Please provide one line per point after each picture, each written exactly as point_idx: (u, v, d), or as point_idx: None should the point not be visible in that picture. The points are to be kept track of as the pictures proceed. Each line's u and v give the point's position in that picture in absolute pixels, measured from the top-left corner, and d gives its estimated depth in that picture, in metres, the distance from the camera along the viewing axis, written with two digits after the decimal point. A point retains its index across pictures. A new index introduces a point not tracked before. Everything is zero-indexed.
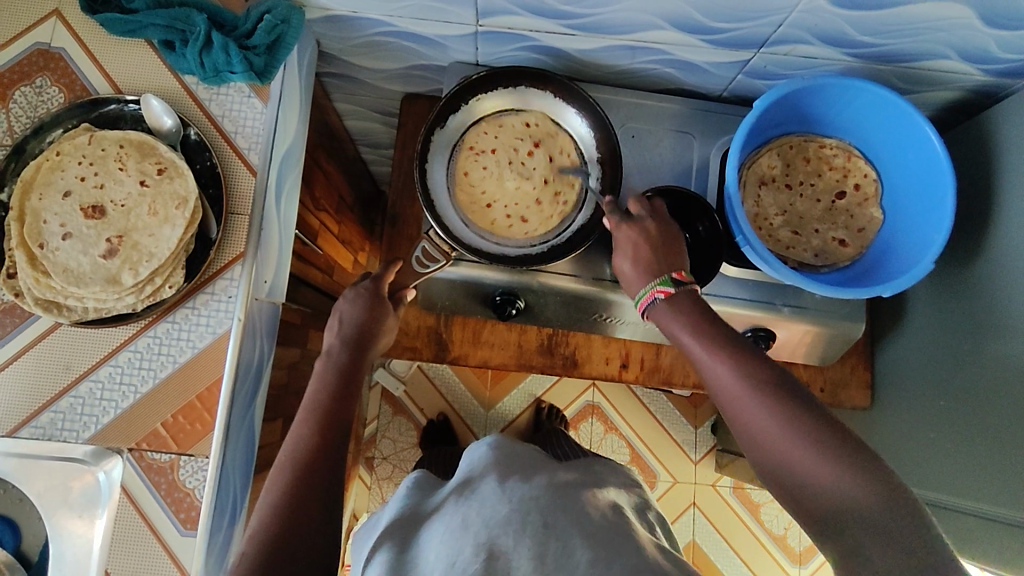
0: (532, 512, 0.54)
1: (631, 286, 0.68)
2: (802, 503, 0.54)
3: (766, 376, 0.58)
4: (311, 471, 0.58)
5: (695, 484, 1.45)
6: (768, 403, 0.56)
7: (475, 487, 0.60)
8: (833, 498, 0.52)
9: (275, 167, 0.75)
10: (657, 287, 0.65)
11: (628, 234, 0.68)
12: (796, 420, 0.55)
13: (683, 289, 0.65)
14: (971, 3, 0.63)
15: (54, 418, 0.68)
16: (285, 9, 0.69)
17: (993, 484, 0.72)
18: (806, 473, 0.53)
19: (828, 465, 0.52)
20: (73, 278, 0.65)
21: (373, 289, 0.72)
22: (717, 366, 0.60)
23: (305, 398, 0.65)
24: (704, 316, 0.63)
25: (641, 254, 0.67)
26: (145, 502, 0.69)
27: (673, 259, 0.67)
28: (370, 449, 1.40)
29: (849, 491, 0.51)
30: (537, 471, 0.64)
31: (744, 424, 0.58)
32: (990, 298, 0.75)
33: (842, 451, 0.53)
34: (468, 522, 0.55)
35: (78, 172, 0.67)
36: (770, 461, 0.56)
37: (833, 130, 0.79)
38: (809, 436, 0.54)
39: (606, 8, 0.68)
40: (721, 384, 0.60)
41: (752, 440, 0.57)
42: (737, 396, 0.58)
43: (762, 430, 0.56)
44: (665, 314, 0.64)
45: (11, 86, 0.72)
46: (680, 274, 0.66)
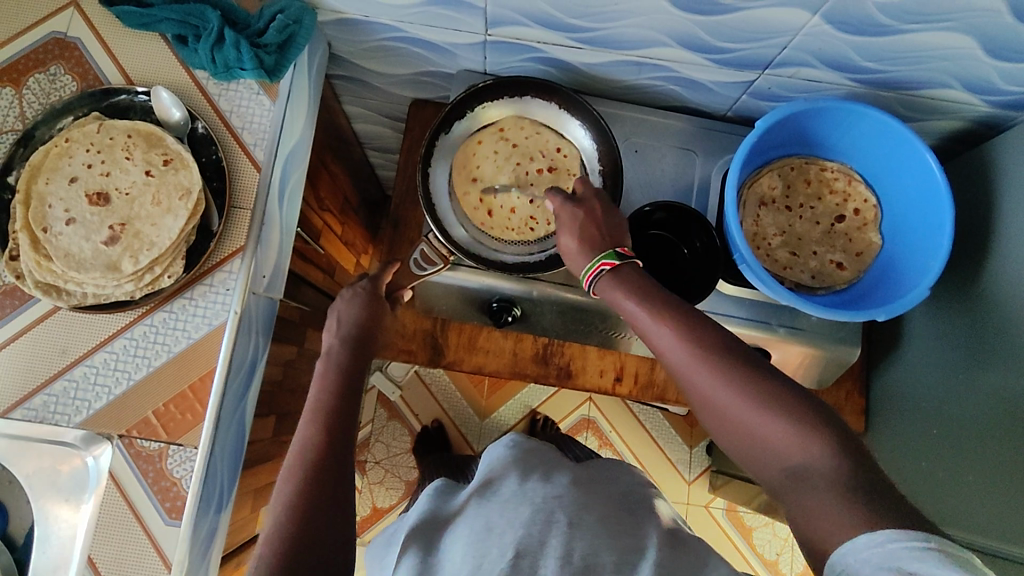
0: (556, 512, 0.56)
1: (577, 263, 0.66)
2: (766, 468, 0.52)
3: (709, 343, 0.56)
4: (320, 463, 0.57)
5: (687, 504, 1.44)
6: (719, 372, 0.54)
7: (497, 488, 0.61)
8: (796, 462, 0.50)
9: (279, 164, 0.76)
10: (602, 260, 0.63)
11: (570, 211, 0.67)
12: (749, 384, 0.53)
13: (627, 264, 0.63)
14: (974, 33, 0.63)
15: (47, 401, 0.69)
16: (297, 9, 0.71)
17: (987, 516, 0.71)
18: (765, 437, 0.51)
19: (784, 425, 0.51)
20: (73, 262, 0.66)
21: (371, 289, 0.73)
22: (671, 343, 0.57)
23: (310, 396, 0.64)
24: (652, 292, 0.60)
25: (587, 231, 0.66)
26: (132, 490, 0.69)
27: (616, 238, 0.66)
28: (363, 452, 1.40)
29: (805, 454, 0.49)
30: (556, 468, 0.65)
31: (699, 396, 0.56)
32: (987, 328, 0.75)
33: (796, 410, 0.51)
34: (492, 526, 0.56)
35: (85, 159, 0.68)
36: (728, 430, 0.54)
37: (835, 153, 0.79)
38: (762, 398, 0.52)
39: (614, 23, 0.69)
40: (675, 359, 0.57)
41: (707, 409, 0.56)
42: (691, 369, 0.56)
43: (716, 399, 0.54)
44: (611, 292, 0.62)
45: (25, 73, 0.73)
46: (624, 250, 0.64)
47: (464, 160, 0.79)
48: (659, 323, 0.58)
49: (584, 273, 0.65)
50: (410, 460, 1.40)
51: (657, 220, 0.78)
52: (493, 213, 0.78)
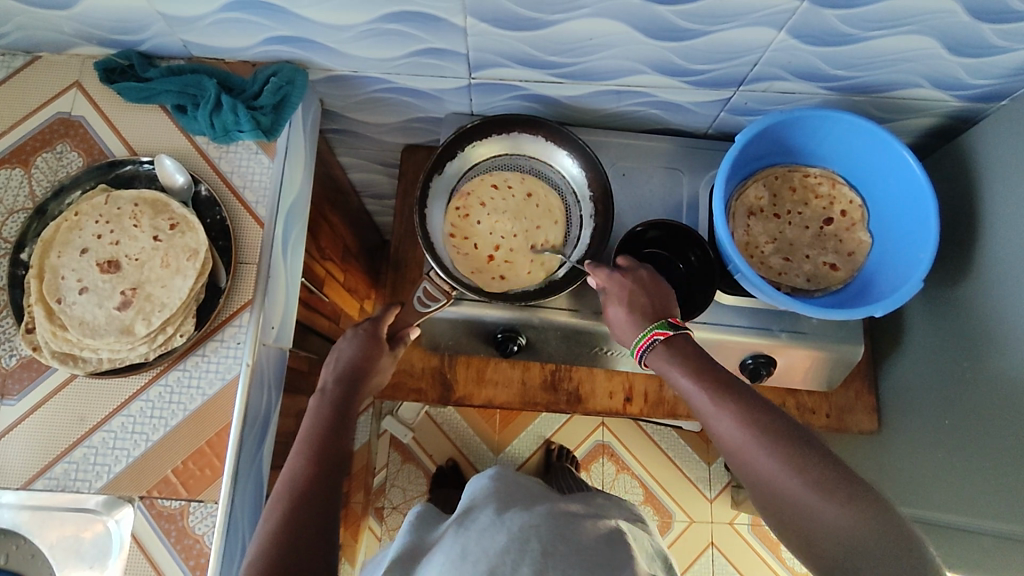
0: (531, 540, 0.59)
1: (627, 332, 0.69)
2: (815, 548, 0.54)
3: (760, 419, 0.58)
4: (302, 500, 0.59)
5: (711, 523, 1.42)
6: (775, 450, 0.56)
7: (475, 517, 0.66)
8: (850, 544, 0.52)
9: (281, 219, 0.78)
10: (656, 329, 0.65)
11: (620, 284, 0.69)
12: (804, 465, 0.55)
13: (681, 334, 0.65)
14: (935, 35, 0.66)
15: (68, 469, 0.69)
16: (289, 71, 0.77)
17: (1005, 500, 0.71)
18: (820, 518, 0.53)
19: (841, 508, 0.53)
20: (88, 330, 0.68)
21: (371, 330, 0.74)
22: (723, 418, 0.59)
23: (301, 432, 0.66)
24: (704, 367, 0.63)
25: (636, 300, 0.68)
26: (155, 550, 0.69)
27: (664, 307, 0.69)
28: (380, 499, 1.39)
29: (858, 534, 0.52)
30: (535, 502, 0.70)
31: (756, 476, 0.57)
32: (984, 314, 0.76)
33: (850, 494, 0.53)
34: (467, 553, 0.59)
35: (94, 230, 0.71)
36: (780, 508, 0.56)
37: (816, 159, 0.82)
38: (816, 481, 0.54)
39: (591, 56, 0.73)
40: (727, 435, 0.59)
41: (758, 487, 0.57)
42: (745, 446, 0.58)
43: (769, 476, 0.56)
44: (663, 361, 0.65)
45: (33, 153, 0.76)
46: (675, 319, 0.67)
47: (455, 204, 0.81)
48: (712, 397, 0.61)
49: (635, 344, 0.67)
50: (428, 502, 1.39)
51: (650, 238, 0.81)
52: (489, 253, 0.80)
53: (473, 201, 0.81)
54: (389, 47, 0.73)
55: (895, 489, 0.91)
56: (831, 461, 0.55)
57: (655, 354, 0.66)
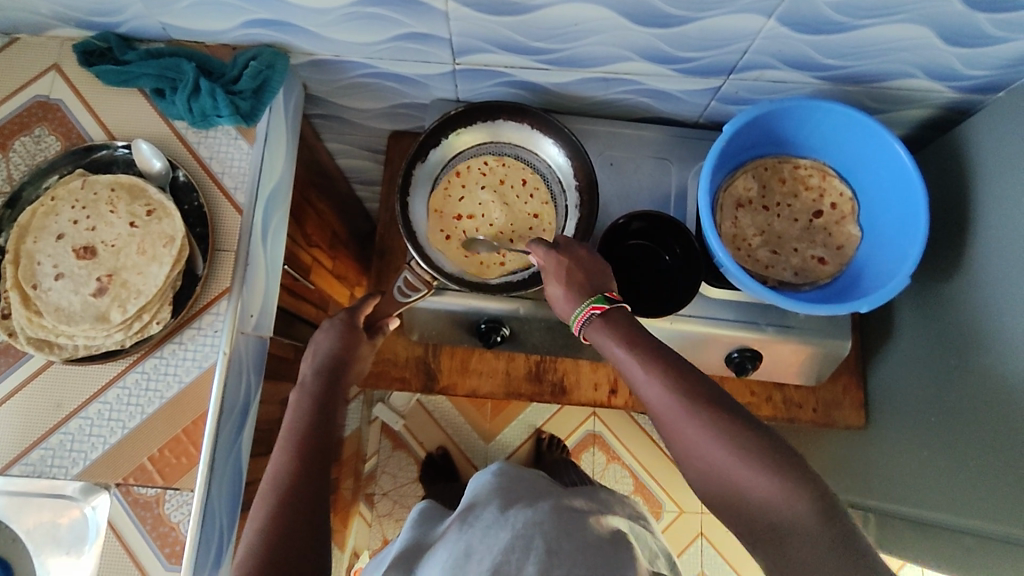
0: (535, 538, 0.59)
1: (565, 311, 0.66)
2: (749, 523, 0.53)
3: (690, 390, 0.57)
4: (289, 497, 0.59)
5: (701, 514, 1.42)
6: (710, 422, 0.55)
7: (478, 514, 0.65)
8: (781, 517, 0.51)
9: (261, 206, 0.77)
10: (592, 304, 0.63)
11: (558, 261, 0.66)
12: (739, 437, 0.54)
13: (617, 309, 0.64)
14: (929, 24, 0.64)
15: (44, 455, 0.69)
16: (269, 55, 0.75)
17: (993, 501, 0.70)
18: (755, 494, 0.52)
19: (776, 483, 0.52)
20: (64, 316, 0.67)
21: (348, 319, 0.73)
22: (655, 390, 0.58)
23: (282, 427, 0.65)
24: (637, 335, 0.61)
25: (574, 278, 0.65)
26: (131, 537, 0.69)
27: (601, 283, 0.66)
28: (370, 485, 1.39)
29: (788, 505, 0.51)
30: (539, 497, 0.69)
31: (687, 448, 0.56)
32: (974, 310, 0.74)
33: (782, 467, 0.52)
34: (471, 551, 0.59)
35: (70, 215, 0.70)
36: (714, 481, 0.55)
37: (807, 150, 0.80)
38: (749, 455, 0.53)
39: (576, 42, 0.71)
40: (661, 407, 0.58)
41: (693, 460, 0.56)
42: (680, 419, 0.57)
43: (704, 449, 0.55)
44: (600, 334, 0.63)
45: (11, 136, 0.75)
46: (612, 294, 0.65)
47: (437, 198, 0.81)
48: (649, 370, 0.59)
49: (573, 318, 0.65)
50: (418, 490, 1.39)
51: (635, 229, 0.79)
52: (473, 245, 0.80)
53: (454, 195, 0.81)
54: (371, 31, 0.71)
55: (879, 485, 0.90)
56: (759, 431, 0.55)
57: (591, 326, 0.64)
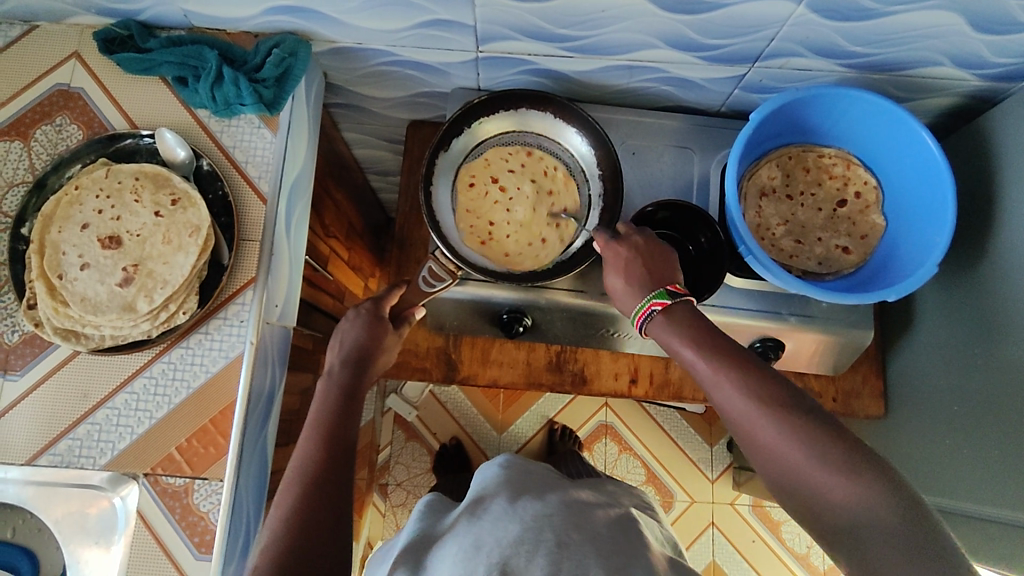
0: (546, 531, 0.59)
1: (626, 303, 0.68)
2: (823, 522, 0.53)
3: (764, 391, 0.57)
4: (314, 486, 0.58)
5: (712, 504, 1.42)
6: (782, 423, 0.55)
7: (486, 507, 0.65)
8: (862, 520, 0.50)
9: (284, 195, 0.77)
10: (654, 299, 0.64)
11: (617, 252, 0.68)
12: (814, 438, 0.54)
13: (680, 302, 0.64)
14: (959, 10, 0.64)
15: (72, 445, 0.69)
16: (292, 43, 0.75)
17: (1015, 489, 0.70)
18: (833, 498, 0.52)
19: (851, 485, 0.51)
20: (90, 306, 0.67)
21: (374, 310, 0.73)
22: (728, 393, 0.58)
23: (308, 416, 0.65)
24: (706, 335, 0.61)
25: (633, 271, 0.67)
26: (161, 526, 0.69)
27: (663, 276, 0.67)
28: (384, 475, 1.40)
29: (869, 507, 0.50)
30: (549, 491, 0.69)
31: (762, 450, 0.56)
32: (999, 299, 0.75)
33: (858, 465, 0.52)
34: (481, 543, 0.58)
35: (95, 205, 0.70)
36: (787, 483, 0.55)
37: (831, 139, 0.80)
38: (828, 456, 0.53)
39: (602, 29, 0.71)
40: (732, 409, 0.58)
41: (765, 460, 0.56)
42: (752, 421, 0.57)
43: (776, 450, 0.55)
44: (664, 333, 0.63)
45: (32, 125, 0.75)
46: (675, 287, 0.65)
47: (463, 183, 0.80)
48: (718, 371, 0.59)
49: (634, 313, 0.66)
50: (431, 480, 1.40)
51: (660, 218, 0.79)
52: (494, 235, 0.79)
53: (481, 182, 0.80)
54: (395, 18, 0.71)
55: None
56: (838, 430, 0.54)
57: (654, 324, 0.64)
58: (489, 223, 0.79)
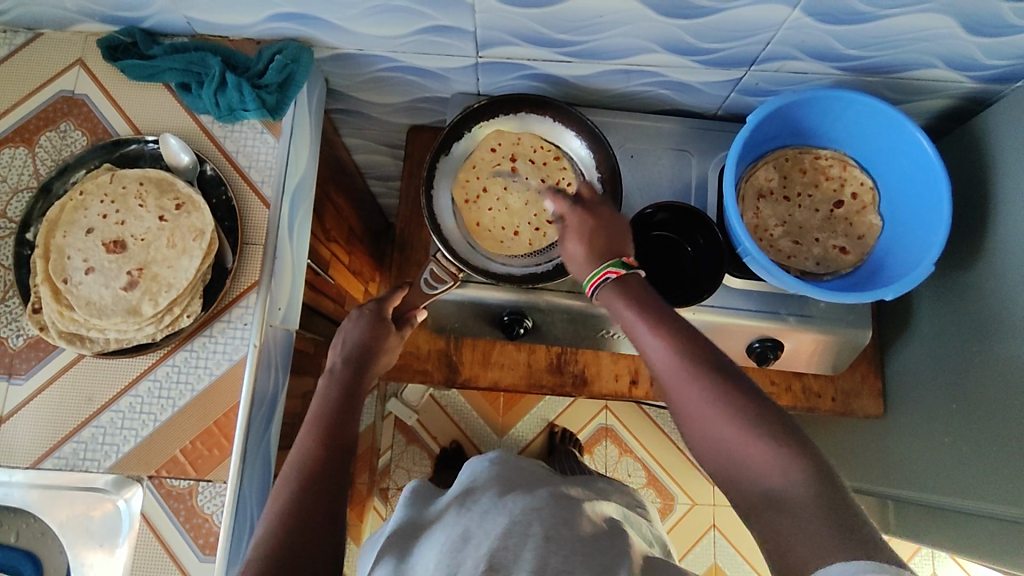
0: (533, 525, 0.58)
1: (582, 272, 0.67)
2: (740, 490, 0.54)
3: (698, 357, 0.58)
4: (312, 482, 0.59)
5: (713, 506, 1.43)
6: (710, 387, 0.56)
7: (476, 499, 0.66)
8: (778, 489, 0.51)
9: (287, 199, 0.77)
10: (608, 268, 0.64)
11: (580, 219, 0.68)
12: (741, 407, 0.55)
13: (633, 274, 0.64)
14: (952, 13, 0.65)
15: (77, 448, 0.70)
16: (294, 49, 0.75)
17: (1014, 485, 0.71)
18: (755, 463, 0.53)
19: (770, 453, 0.52)
20: (95, 310, 0.67)
21: (377, 311, 0.74)
22: (663, 356, 0.59)
23: (309, 413, 0.66)
24: (650, 302, 0.62)
25: (592, 239, 0.67)
26: (165, 529, 0.69)
27: (623, 248, 0.67)
28: (385, 480, 1.40)
29: (786, 476, 0.51)
30: (537, 485, 0.69)
31: (691, 413, 0.57)
32: (995, 298, 0.75)
33: (781, 437, 0.53)
34: (469, 535, 0.60)
35: (100, 209, 0.70)
36: (711, 446, 0.56)
37: (827, 141, 0.81)
38: (755, 425, 0.53)
39: (600, 34, 0.72)
40: (665, 370, 0.59)
41: (693, 423, 0.57)
42: (684, 384, 0.57)
43: (705, 413, 0.56)
44: (611, 299, 0.64)
45: (37, 132, 0.76)
46: (629, 259, 0.65)
47: (470, 171, 0.81)
48: (654, 333, 0.60)
49: (587, 280, 0.66)
50: None
51: (660, 220, 0.80)
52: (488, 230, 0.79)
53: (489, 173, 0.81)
54: (396, 25, 0.72)
55: (897, 474, 0.91)
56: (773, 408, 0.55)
57: (603, 291, 0.65)
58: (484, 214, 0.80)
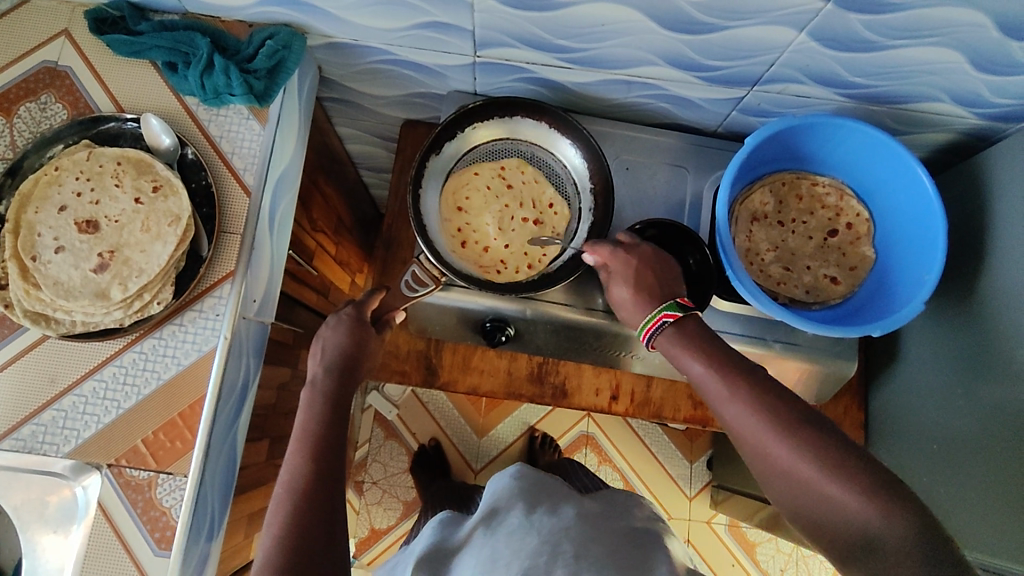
0: (563, 543, 0.59)
1: (632, 314, 0.66)
2: (836, 540, 0.51)
3: (771, 403, 0.56)
4: (305, 499, 0.57)
5: (689, 521, 1.42)
6: (785, 432, 0.54)
7: (502, 519, 0.64)
8: (880, 538, 0.48)
9: (269, 189, 0.75)
10: (663, 311, 0.63)
11: (624, 262, 0.67)
12: (823, 452, 0.52)
13: (690, 316, 0.64)
14: (961, 49, 0.63)
15: (35, 431, 0.68)
16: (286, 35, 0.73)
17: (992, 533, 0.70)
18: (845, 511, 0.50)
19: (860, 498, 0.49)
20: (62, 291, 0.65)
21: (356, 315, 0.71)
22: (734, 405, 0.57)
23: (295, 427, 0.64)
24: (715, 350, 0.61)
25: (642, 280, 0.66)
26: (121, 521, 0.68)
27: (672, 288, 0.66)
28: (360, 473, 1.38)
29: (883, 520, 0.48)
30: (563, 501, 0.68)
31: (769, 463, 0.54)
32: (983, 339, 0.74)
33: (870, 478, 0.50)
34: (497, 556, 0.59)
35: (74, 187, 0.68)
36: (797, 498, 0.53)
37: (826, 168, 0.79)
38: (840, 470, 0.51)
39: (602, 43, 0.70)
40: (740, 422, 0.57)
41: (773, 475, 0.54)
42: (757, 432, 0.55)
43: (788, 466, 0.53)
44: (674, 346, 0.63)
45: (16, 102, 0.73)
46: (684, 300, 0.65)
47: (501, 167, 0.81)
48: (727, 385, 0.58)
49: (641, 327, 0.65)
50: (407, 480, 1.39)
51: (649, 237, 0.77)
52: (461, 211, 0.79)
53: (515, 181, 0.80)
54: (392, 18, 0.69)
55: None
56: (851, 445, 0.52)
57: (662, 336, 0.64)
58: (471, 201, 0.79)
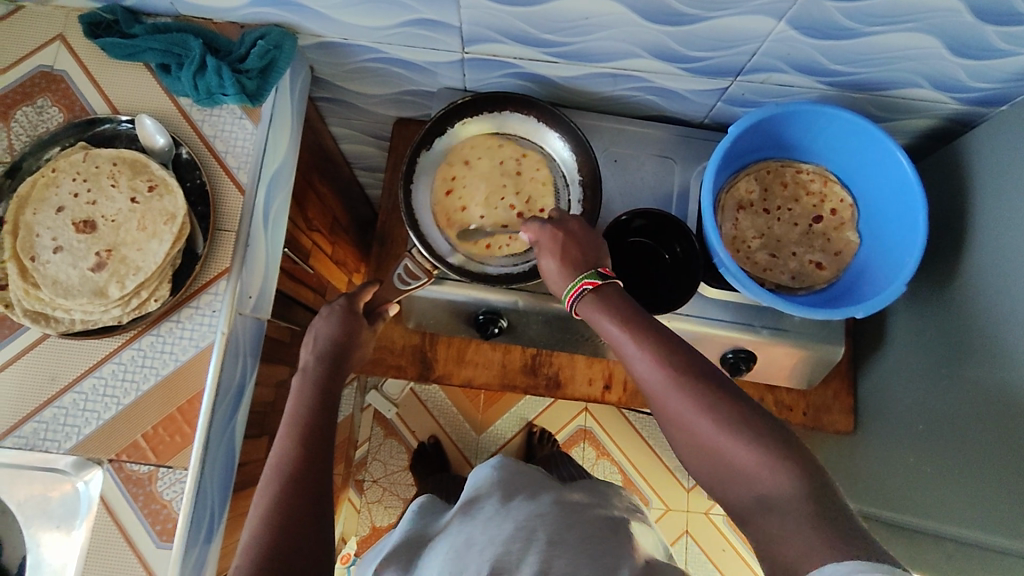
0: (536, 530, 0.60)
1: (558, 285, 0.66)
2: (733, 494, 0.53)
3: (682, 366, 0.57)
4: (293, 482, 0.59)
5: (687, 512, 1.43)
6: (695, 394, 0.55)
7: (480, 507, 0.66)
8: (771, 495, 0.50)
9: (263, 187, 0.77)
10: (584, 280, 0.63)
11: (552, 234, 0.67)
12: (727, 414, 0.54)
13: (609, 284, 0.63)
14: (937, 33, 0.65)
15: (38, 428, 0.69)
16: (278, 35, 0.74)
17: (975, 509, 0.71)
18: (745, 470, 0.52)
19: (759, 458, 0.51)
20: (61, 290, 0.67)
21: (347, 305, 0.74)
22: (648, 366, 0.58)
23: (284, 413, 0.66)
24: (632, 312, 0.61)
25: (568, 251, 0.66)
26: (123, 514, 0.69)
27: (595, 258, 0.66)
28: (360, 471, 1.40)
29: (775, 479, 0.50)
30: (542, 490, 0.69)
31: (678, 422, 0.56)
32: (967, 320, 0.75)
33: (768, 439, 0.52)
34: (472, 541, 0.60)
35: (71, 188, 0.69)
36: (705, 456, 0.55)
37: (810, 156, 0.80)
38: (742, 430, 0.53)
39: (587, 36, 0.71)
40: (651, 382, 0.58)
41: (682, 434, 0.56)
42: (669, 393, 0.56)
43: (697, 426, 0.55)
44: (591, 311, 0.63)
45: (13, 106, 0.74)
46: (605, 270, 0.65)
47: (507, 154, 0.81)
48: (639, 345, 0.59)
49: (565, 295, 0.65)
50: (408, 478, 1.40)
51: (637, 227, 0.80)
52: (455, 176, 0.80)
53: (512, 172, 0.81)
54: (380, 16, 0.71)
55: (865, 490, 0.92)
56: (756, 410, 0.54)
57: (582, 302, 0.64)
58: (467, 172, 0.80)
